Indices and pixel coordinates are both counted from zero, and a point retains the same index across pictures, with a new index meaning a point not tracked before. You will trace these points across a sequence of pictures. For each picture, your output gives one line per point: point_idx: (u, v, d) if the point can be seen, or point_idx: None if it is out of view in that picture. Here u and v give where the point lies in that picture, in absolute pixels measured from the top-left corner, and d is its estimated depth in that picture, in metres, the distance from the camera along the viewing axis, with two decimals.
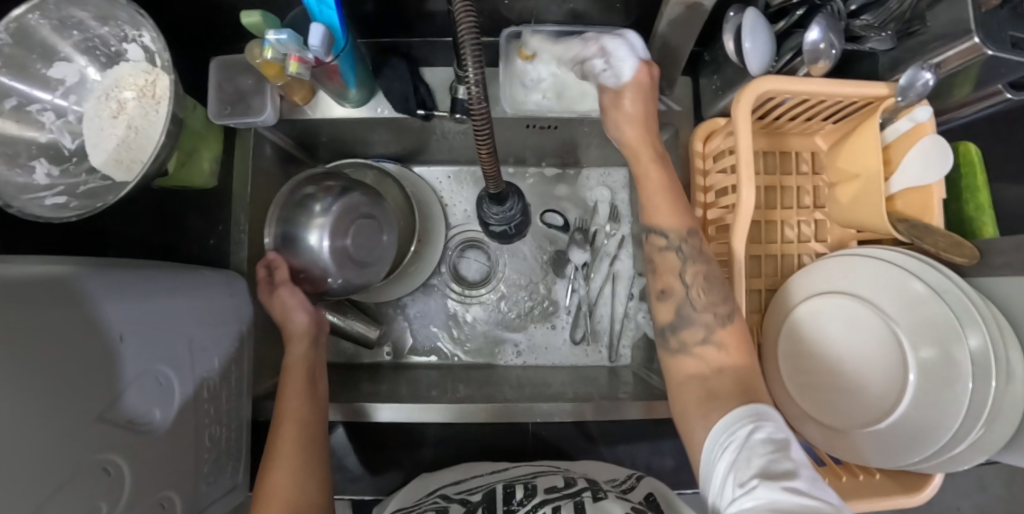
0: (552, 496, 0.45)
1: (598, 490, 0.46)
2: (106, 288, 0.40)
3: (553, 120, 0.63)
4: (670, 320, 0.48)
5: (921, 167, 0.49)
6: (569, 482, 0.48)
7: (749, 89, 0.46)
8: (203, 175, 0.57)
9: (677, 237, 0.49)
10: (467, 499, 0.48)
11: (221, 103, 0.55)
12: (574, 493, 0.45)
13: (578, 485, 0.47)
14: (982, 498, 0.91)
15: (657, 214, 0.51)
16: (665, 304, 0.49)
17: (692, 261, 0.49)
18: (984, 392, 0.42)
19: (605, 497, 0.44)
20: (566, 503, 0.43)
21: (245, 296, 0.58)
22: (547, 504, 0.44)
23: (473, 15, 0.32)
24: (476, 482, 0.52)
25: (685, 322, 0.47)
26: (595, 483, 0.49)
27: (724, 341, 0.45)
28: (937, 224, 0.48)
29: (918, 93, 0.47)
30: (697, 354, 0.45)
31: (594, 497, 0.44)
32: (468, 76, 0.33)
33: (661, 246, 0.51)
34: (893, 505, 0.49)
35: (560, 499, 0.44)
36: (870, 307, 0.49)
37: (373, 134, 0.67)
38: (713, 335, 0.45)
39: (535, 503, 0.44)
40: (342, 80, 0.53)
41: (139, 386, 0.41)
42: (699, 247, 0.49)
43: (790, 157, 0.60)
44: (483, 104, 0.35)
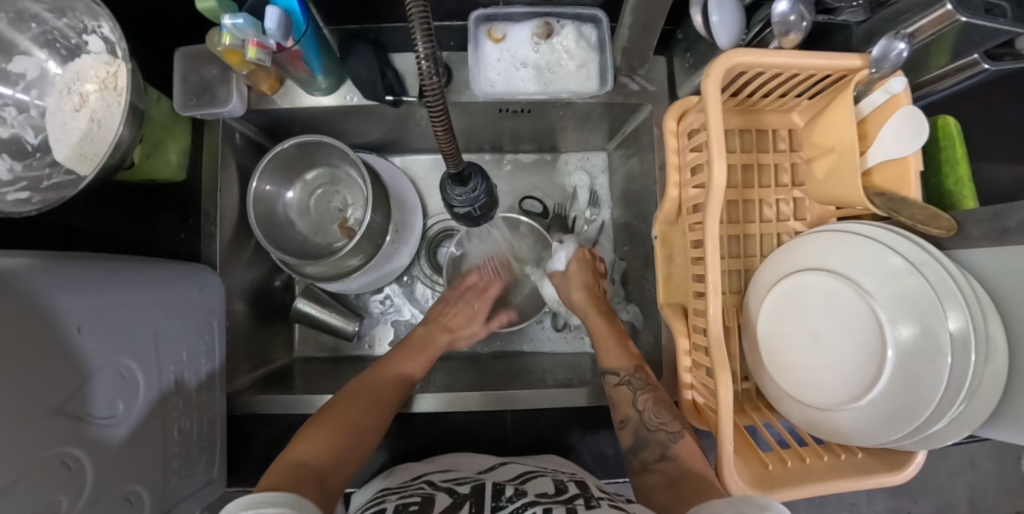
0: (543, 499, 0.42)
1: (591, 496, 0.43)
2: (66, 278, 0.39)
3: (525, 104, 0.62)
4: (630, 445, 0.53)
5: (897, 139, 0.48)
6: (561, 487, 0.45)
7: (718, 63, 0.45)
8: (170, 167, 0.56)
9: (626, 373, 0.58)
10: (455, 490, 0.45)
11: (186, 93, 0.55)
12: (566, 499, 0.42)
13: (569, 492, 0.44)
14: (973, 475, 0.90)
15: (608, 358, 0.61)
16: (623, 432, 0.54)
17: (642, 391, 0.56)
18: (963, 367, 0.42)
19: (599, 503, 0.41)
20: (558, 506, 0.40)
21: (216, 288, 0.57)
22: (537, 504, 0.40)
23: (425, 8, 0.30)
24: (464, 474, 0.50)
25: (644, 444, 0.52)
26: (587, 488, 0.45)
27: (680, 454, 0.50)
28: (914, 197, 0.47)
29: (887, 65, 0.46)
30: (656, 469, 0.50)
31: (587, 505, 0.40)
32: (416, 50, 0.31)
33: (615, 383, 0.58)
34: (876, 484, 0.48)
35: (551, 503, 0.40)
36: (848, 284, 0.47)
37: (347, 124, 0.67)
38: (671, 451, 0.50)
39: (524, 502, 0.41)
40: (306, 66, 0.52)
41: (102, 378, 0.41)
42: (646, 380, 0.57)
43: (767, 135, 0.59)
44: (435, 78, 0.32)
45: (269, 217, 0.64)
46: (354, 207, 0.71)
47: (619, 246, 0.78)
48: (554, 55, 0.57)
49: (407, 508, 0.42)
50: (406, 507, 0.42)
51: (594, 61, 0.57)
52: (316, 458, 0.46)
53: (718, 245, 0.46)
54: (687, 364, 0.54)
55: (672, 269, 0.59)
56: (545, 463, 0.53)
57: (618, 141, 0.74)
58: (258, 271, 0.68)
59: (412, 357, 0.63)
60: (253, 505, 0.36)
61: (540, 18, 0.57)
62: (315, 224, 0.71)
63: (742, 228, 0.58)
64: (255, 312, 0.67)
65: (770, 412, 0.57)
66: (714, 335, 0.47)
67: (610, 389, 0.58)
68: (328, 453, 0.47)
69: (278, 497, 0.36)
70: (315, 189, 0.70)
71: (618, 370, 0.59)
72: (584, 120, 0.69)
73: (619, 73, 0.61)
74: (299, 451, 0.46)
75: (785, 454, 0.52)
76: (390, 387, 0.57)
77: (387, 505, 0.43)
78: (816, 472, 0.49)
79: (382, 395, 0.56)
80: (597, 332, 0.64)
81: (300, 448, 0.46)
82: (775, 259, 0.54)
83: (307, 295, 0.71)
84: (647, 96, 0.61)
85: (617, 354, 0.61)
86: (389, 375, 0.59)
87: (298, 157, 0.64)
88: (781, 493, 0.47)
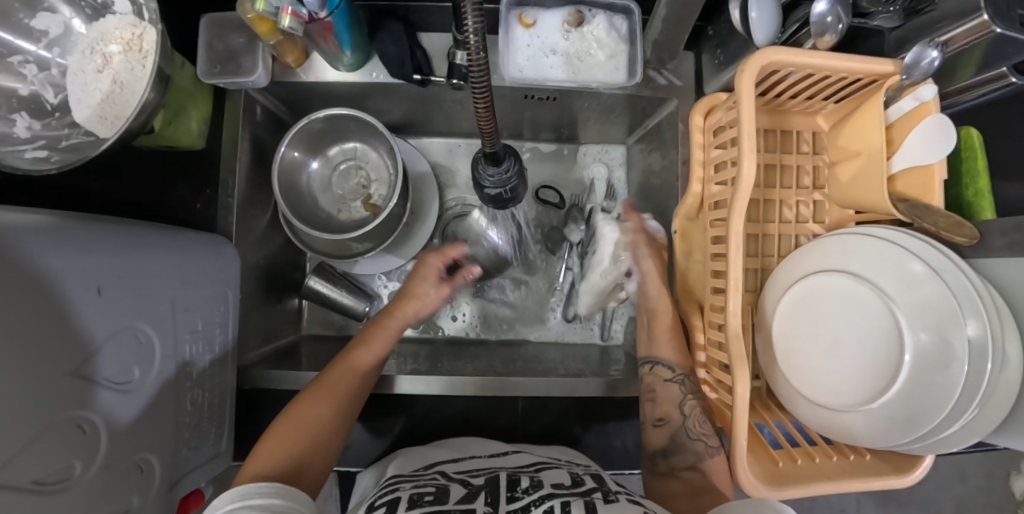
0: (560, 491, 0.41)
1: (609, 491, 0.42)
2: (88, 241, 0.38)
3: (550, 91, 0.62)
4: (662, 445, 0.51)
5: (923, 147, 0.48)
6: (576, 479, 0.45)
7: (754, 60, 0.45)
8: (190, 135, 0.55)
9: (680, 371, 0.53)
10: (469, 481, 0.44)
11: (210, 61, 0.54)
12: (584, 492, 0.41)
13: (587, 484, 0.44)
14: (963, 489, 0.92)
15: (659, 346, 0.55)
16: (659, 431, 0.51)
17: (692, 396, 0.52)
18: (979, 374, 0.43)
19: (618, 498, 0.41)
20: (576, 500, 0.39)
21: (232, 260, 0.56)
22: (556, 499, 0.40)
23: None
24: (478, 464, 0.49)
25: (677, 449, 0.50)
26: (603, 481, 0.45)
27: (713, 469, 0.48)
28: (937, 204, 0.48)
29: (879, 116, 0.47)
30: (683, 477, 0.49)
31: (605, 498, 0.40)
32: (467, 38, 0.31)
33: (664, 377, 0.54)
34: (884, 486, 0.48)
35: (568, 495, 0.40)
36: (868, 287, 0.48)
37: (369, 102, 0.66)
38: (703, 464, 0.48)
39: (542, 494, 0.41)
40: (336, 40, 0.52)
41: (117, 344, 0.40)
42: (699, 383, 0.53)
43: (791, 137, 0.59)
44: (482, 59, 0.32)
45: (292, 191, 0.63)
46: (379, 184, 0.69)
47: None
48: (584, 43, 0.57)
49: (422, 498, 0.40)
50: (422, 497, 0.40)
51: (624, 52, 0.57)
52: (272, 468, 0.41)
53: (742, 242, 0.47)
54: (702, 360, 0.54)
55: (690, 266, 0.58)
56: (559, 454, 0.53)
57: (639, 135, 0.74)
58: (273, 245, 0.67)
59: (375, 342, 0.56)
60: (242, 497, 0.36)
61: (572, 5, 0.56)
62: (337, 199, 0.70)
63: (762, 228, 0.58)
64: (267, 288, 0.66)
65: (781, 411, 0.57)
66: (733, 331, 0.47)
67: (655, 382, 0.54)
68: (285, 465, 0.42)
69: (265, 488, 0.37)
70: (339, 166, 0.69)
71: (673, 365, 0.53)
72: (608, 111, 0.68)
73: (648, 66, 0.60)
74: (257, 458, 0.43)
75: (795, 452, 0.52)
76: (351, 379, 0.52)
77: (401, 495, 0.41)
78: (825, 470, 0.49)
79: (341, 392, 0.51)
80: (659, 315, 0.57)
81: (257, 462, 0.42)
82: (793, 259, 0.55)
83: (316, 272, 0.70)
84: (675, 90, 0.61)
85: (672, 348, 0.55)
86: (349, 365, 0.53)
87: (323, 132, 0.64)
88: (793, 491, 0.47)
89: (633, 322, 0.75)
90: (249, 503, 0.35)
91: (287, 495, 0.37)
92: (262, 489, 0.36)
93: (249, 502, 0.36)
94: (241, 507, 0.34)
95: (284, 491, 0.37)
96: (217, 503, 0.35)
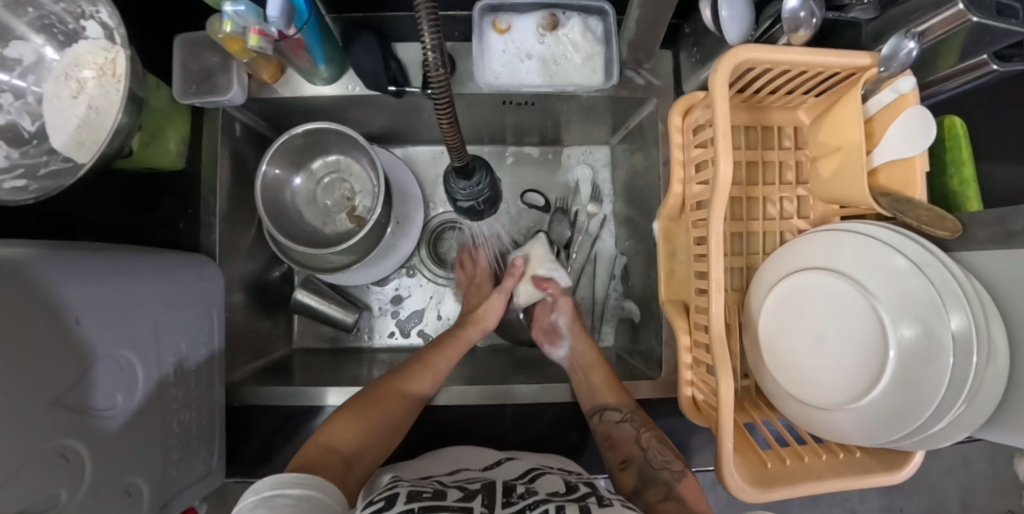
0: (554, 497, 0.41)
1: (602, 496, 0.42)
2: (71, 266, 0.39)
3: (528, 96, 0.62)
4: (633, 485, 0.52)
5: (904, 140, 0.47)
6: (570, 485, 0.45)
7: (726, 59, 0.45)
8: (170, 156, 0.55)
9: (626, 413, 0.57)
10: (465, 486, 0.44)
11: (186, 81, 0.54)
12: (578, 497, 0.41)
13: (581, 490, 0.44)
14: (966, 475, 0.91)
15: (599, 394, 0.59)
16: (627, 473, 0.53)
17: (643, 430, 0.56)
18: (965, 368, 0.42)
19: (612, 503, 0.41)
20: (570, 504, 0.40)
21: (215, 279, 0.56)
22: (550, 503, 0.40)
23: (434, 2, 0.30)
24: (473, 473, 0.48)
25: (649, 483, 0.51)
26: (597, 488, 0.45)
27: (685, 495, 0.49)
28: (920, 198, 0.47)
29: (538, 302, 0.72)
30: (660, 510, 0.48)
31: (599, 503, 0.40)
32: (423, 43, 0.31)
33: (614, 420, 0.57)
34: (875, 483, 0.48)
35: (562, 500, 0.40)
36: (851, 283, 0.47)
37: (348, 113, 0.66)
38: (675, 492, 0.49)
39: (536, 498, 0.41)
40: (308, 54, 0.52)
41: (100, 369, 0.40)
42: (643, 418, 0.57)
43: (772, 132, 0.59)
44: (442, 71, 0.33)
45: (276, 207, 0.64)
46: (364, 195, 0.70)
47: (621, 241, 0.77)
48: (560, 47, 0.56)
49: (420, 496, 0.40)
50: (420, 494, 0.41)
51: (600, 54, 0.56)
52: (341, 443, 0.50)
53: (722, 244, 0.46)
54: (688, 362, 0.54)
55: (675, 266, 0.58)
56: (551, 462, 0.53)
57: (622, 135, 0.73)
58: (258, 260, 0.67)
59: (450, 347, 0.64)
60: (278, 485, 0.37)
61: (546, 9, 0.56)
62: (321, 213, 0.70)
63: (746, 225, 0.57)
64: (255, 304, 0.66)
65: (770, 409, 0.57)
66: (717, 333, 0.46)
67: (606, 426, 0.56)
68: (355, 442, 0.50)
69: (301, 480, 0.38)
70: (322, 179, 0.70)
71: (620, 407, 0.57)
72: (589, 113, 0.68)
73: (625, 67, 0.60)
74: (331, 431, 0.50)
75: (784, 452, 0.52)
76: (426, 378, 0.59)
77: (399, 491, 0.41)
78: (814, 470, 0.49)
79: (415, 388, 0.57)
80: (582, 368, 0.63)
81: (333, 431, 0.50)
82: (778, 257, 0.54)
83: (303, 286, 0.70)
84: (654, 90, 0.61)
85: (609, 390, 0.59)
86: (427, 367, 0.60)
87: (305, 147, 0.64)
88: (781, 491, 0.47)
89: (622, 323, 0.75)
90: (287, 493, 0.36)
91: (321, 489, 0.39)
92: (296, 480, 0.38)
93: (284, 491, 0.37)
94: (278, 495, 0.36)
95: (315, 484, 0.39)
96: (255, 487, 0.36)
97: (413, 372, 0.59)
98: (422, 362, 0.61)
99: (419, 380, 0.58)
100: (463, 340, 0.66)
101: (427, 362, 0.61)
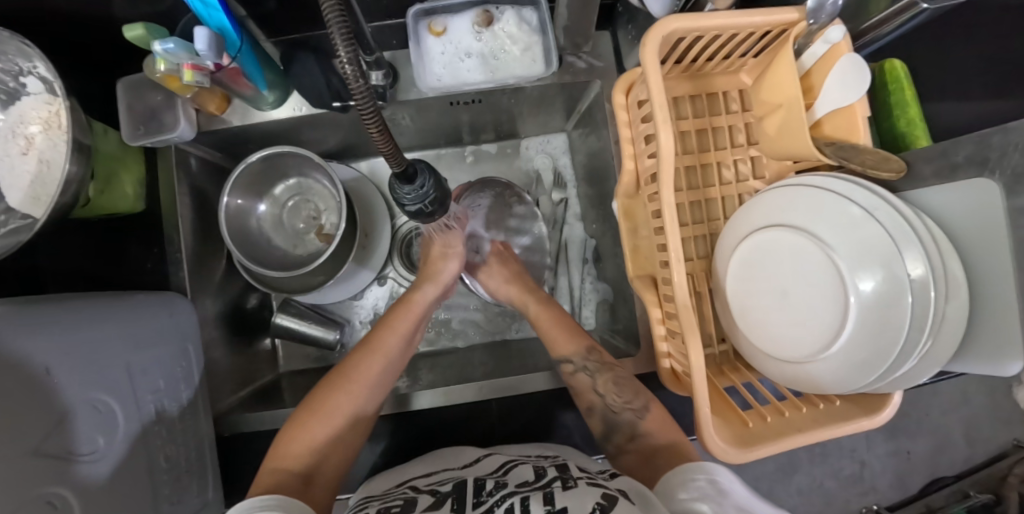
0: (521, 488, 0.41)
1: (569, 477, 0.42)
2: (31, 324, 0.39)
3: (472, 95, 0.63)
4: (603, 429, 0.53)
5: (842, 88, 0.48)
6: (540, 471, 0.44)
7: (653, 31, 0.45)
8: (128, 199, 0.56)
9: (579, 359, 0.58)
10: (438, 489, 0.44)
11: (134, 123, 0.55)
12: (544, 484, 0.41)
13: (549, 475, 0.43)
14: (969, 410, 0.91)
15: (557, 344, 0.61)
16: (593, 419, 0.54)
17: (599, 373, 0.56)
18: (924, 302, 0.43)
19: (576, 484, 0.41)
20: (535, 493, 0.40)
21: (188, 315, 0.57)
22: (515, 496, 0.40)
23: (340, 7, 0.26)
24: (448, 471, 0.48)
25: (616, 427, 0.52)
26: (566, 467, 0.45)
27: (649, 428, 0.51)
28: (863, 142, 0.48)
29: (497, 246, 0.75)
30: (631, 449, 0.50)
31: (564, 486, 0.40)
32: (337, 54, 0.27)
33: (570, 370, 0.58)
34: (857, 428, 0.48)
35: (528, 491, 0.40)
36: (808, 235, 0.48)
37: (302, 134, 0.67)
38: (641, 426, 0.51)
39: (504, 493, 0.41)
40: (247, 80, 0.53)
41: (78, 414, 0.41)
42: (600, 359, 0.58)
43: (718, 98, 0.59)
44: (364, 85, 0.29)
45: (242, 235, 0.64)
46: (329, 212, 0.71)
47: (589, 224, 0.77)
48: (497, 41, 0.57)
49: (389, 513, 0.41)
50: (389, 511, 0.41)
51: (537, 43, 0.57)
52: (295, 456, 0.49)
53: (675, 213, 0.46)
54: (661, 334, 0.54)
55: (639, 242, 0.58)
56: (532, 448, 0.52)
57: (576, 120, 0.74)
58: (233, 290, 0.68)
59: (399, 321, 0.62)
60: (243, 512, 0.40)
61: (478, 7, 0.56)
62: (290, 235, 0.71)
63: (703, 193, 0.58)
64: (234, 333, 0.67)
65: (749, 371, 0.57)
66: (681, 302, 0.47)
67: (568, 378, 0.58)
68: (309, 453, 0.50)
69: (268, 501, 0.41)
70: (286, 202, 0.70)
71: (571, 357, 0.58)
72: (538, 103, 0.68)
73: (565, 52, 0.60)
74: (288, 442, 0.50)
75: (765, 411, 0.52)
76: (373, 368, 0.57)
77: None
78: (794, 424, 0.50)
79: (365, 382, 0.55)
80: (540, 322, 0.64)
81: (288, 445, 0.49)
82: (737, 219, 0.54)
83: (280, 309, 0.70)
84: (597, 72, 0.61)
85: (562, 341, 0.61)
86: (375, 356, 0.58)
87: (263, 173, 0.64)
88: (764, 449, 0.47)
89: (601, 305, 0.75)
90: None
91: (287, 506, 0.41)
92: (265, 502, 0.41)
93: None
94: None
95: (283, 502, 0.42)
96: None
97: (360, 362, 0.57)
98: (369, 350, 0.58)
99: (367, 372, 0.56)
100: (417, 305, 0.64)
101: (378, 350, 0.59)
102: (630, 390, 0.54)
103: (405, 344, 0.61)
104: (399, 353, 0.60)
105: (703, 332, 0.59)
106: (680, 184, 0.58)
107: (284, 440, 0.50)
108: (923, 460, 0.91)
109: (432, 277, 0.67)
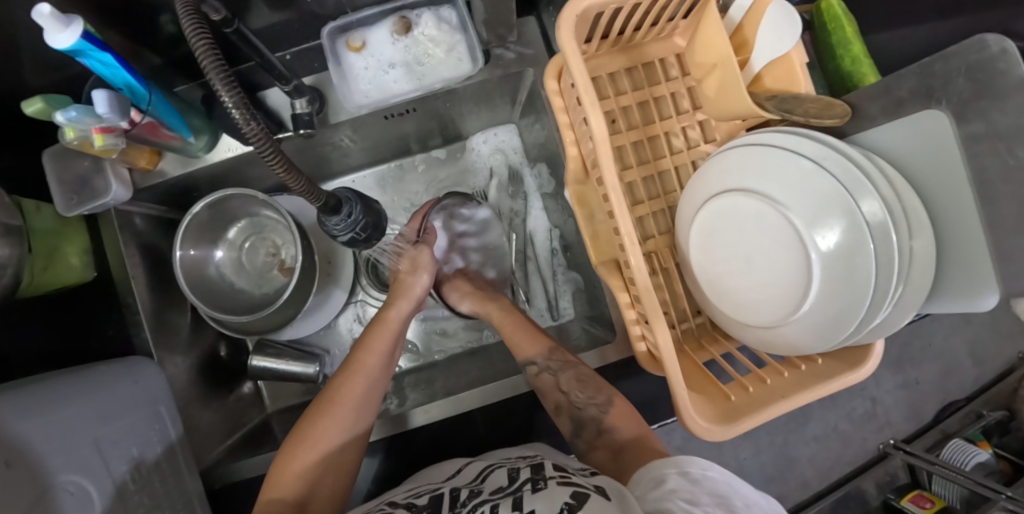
0: (493, 495, 0.41)
1: (540, 478, 0.41)
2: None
3: (405, 104, 0.61)
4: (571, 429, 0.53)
5: (775, 37, 0.45)
6: (514, 474, 0.44)
7: (568, 9, 0.42)
8: (75, 270, 0.55)
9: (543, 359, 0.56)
10: (413, 503, 0.44)
11: (66, 193, 0.53)
12: (515, 489, 0.41)
13: (521, 477, 0.43)
14: (969, 330, 0.90)
15: (521, 348, 0.58)
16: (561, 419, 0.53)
17: (562, 371, 0.55)
18: (888, 248, 0.42)
19: (546, 484, 0.40)
20: (505, 500, 0.39)
21: (153, 377, 0.56)
22: (486, 504, 0.40)
23: (207, 34, 0.27)
24: (426, 484, 0.48)
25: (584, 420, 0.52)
26: (541, 467, 0.44)
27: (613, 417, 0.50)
28: (803, 91, 0.46)
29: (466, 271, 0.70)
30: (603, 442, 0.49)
31: (533, 488, 0.40)
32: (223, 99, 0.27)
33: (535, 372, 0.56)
34: (845, 384, 0.47)
35: (499, 498, 0.40)
36: (760, 197, 0.45)
37: (243, 173, 0.65)
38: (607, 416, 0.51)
39: (475, 503, 0.41)
40: (168, 128, 0.51)
41: (60, 493, 0.39)
42: (563, 357, 0.56)
43: (655, 67, 0.57)
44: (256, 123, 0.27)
45: (202, 284, 0.63)
46: (287, 246, 0.70)
47: (552, 213, 0.76)
48: (420, 46, 0.55)
49: None
50: None
51: (461, 42, 0.55)
52: (286, 490, 0.48)
53: (622, 196, 0.43)
54: (633, 318, 0.52)
55: (597, 228, 0.56)
56: (514, 452, 0.51)
57: (521, 110, 0.72)
58: (205, 341, 0.68)
59: (377, 339, 0.58)
60: None
61: (394, 14, 0.54)
62: (252, 276, 0.70)
63: (654, 167, 0.56)
64: (211, 384, 0.66)
65: (728, 340, 0.56)
66: (642, 286, 0.45)
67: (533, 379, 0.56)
68: (299, 486, 0.49)
69: None
70: (243, 244, 0.70)
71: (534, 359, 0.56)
72: (475, 102, 0.67)
73: (492, 46, 0.59)
74: (280, 474, 0.49)
75: (748, 380, 0.51)
76: (357, 392, 0.54)
77: None
78: (778, 391, 0.48)
79: (350, 408, 0.52)
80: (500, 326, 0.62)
81: (279, 480, 0.49)
82: (691, 189, 0.51)
83: (256, 352, 0.69)
84: (528, 61, 0.59)
85: (525, 344, 0.59)
86: (358, 378, 0.54)
87: (211, 219, 0.63)
88: (750, 421, 0.46)
89: (576, 294, 0.74)
90: None
91: None
92: None
93: None
94: None
95: None
96: None
97: (340, 386, 0.54)
98: (352, 371, 0.55)
99: (350, 395, 0.53)
100: (392, 321, 0.60)
101: (361, 371, 0.55)
102: (594, 386, 0.53)
103: (388, 357, 0.57)
104: (382, 369, 0.56)
105: (676, 308, 0.57)
106: (629, 161, 0.56)
107: (274, 476, 0.49)
108: (931, 387, 0.88)
109: (404, 292, 0.62)
